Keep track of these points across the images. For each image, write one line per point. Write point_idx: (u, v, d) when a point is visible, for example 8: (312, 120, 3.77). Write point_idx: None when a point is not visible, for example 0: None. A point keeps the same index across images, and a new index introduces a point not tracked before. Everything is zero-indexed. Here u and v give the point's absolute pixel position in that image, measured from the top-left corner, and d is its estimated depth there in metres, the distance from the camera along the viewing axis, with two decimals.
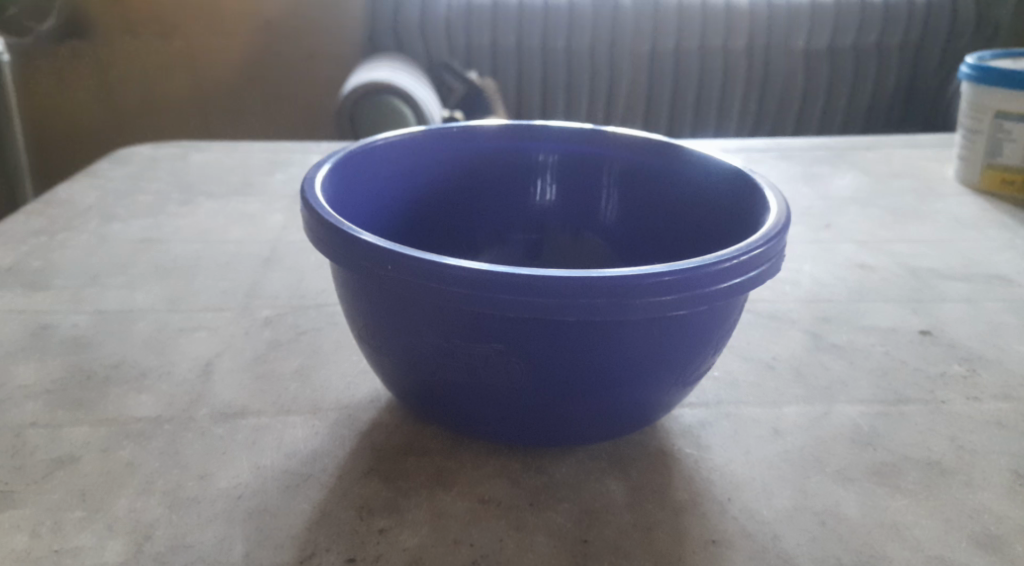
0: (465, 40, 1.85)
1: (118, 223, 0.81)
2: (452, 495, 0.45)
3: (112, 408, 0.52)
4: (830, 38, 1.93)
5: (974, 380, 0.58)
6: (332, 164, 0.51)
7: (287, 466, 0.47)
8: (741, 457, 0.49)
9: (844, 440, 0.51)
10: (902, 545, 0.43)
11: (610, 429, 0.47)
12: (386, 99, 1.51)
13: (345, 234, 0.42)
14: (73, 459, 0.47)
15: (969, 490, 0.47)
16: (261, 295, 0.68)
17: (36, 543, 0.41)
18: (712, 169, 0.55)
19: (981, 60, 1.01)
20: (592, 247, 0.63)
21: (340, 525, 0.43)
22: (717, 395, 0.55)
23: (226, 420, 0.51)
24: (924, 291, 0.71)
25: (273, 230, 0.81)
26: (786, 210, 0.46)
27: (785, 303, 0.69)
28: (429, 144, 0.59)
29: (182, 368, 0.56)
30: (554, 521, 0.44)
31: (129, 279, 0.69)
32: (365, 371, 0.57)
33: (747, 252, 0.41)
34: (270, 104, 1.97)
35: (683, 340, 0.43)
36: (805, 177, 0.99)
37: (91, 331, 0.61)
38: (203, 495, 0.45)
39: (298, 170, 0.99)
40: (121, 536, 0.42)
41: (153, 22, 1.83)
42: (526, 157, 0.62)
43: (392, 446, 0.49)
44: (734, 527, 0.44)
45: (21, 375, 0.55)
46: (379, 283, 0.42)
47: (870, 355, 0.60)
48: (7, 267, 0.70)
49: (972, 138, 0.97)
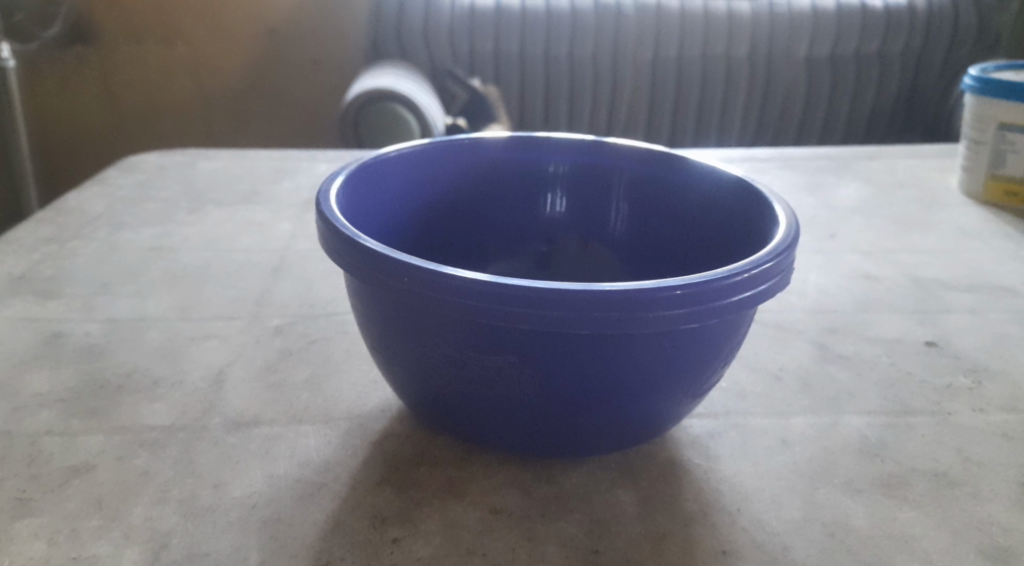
0: (468, 47, 1.85)
1: (128, 231, 0.82)
2: (464, 505, 0.46)
3: (125, 417, 0.52)
4: (832, 45, 1.93)
5: (979, 392, 0.58)
6: (345, 176, 0.51)
7: (300, 475, 0.47)
8: (750, 468, 0.49)
9: (851, 451, 0.51)
10: (911, 556, 0.43)
11: (620, 440, 0.47)
12: (392, 107, 1.52)
13: (359, 246, 0.43)
14: (88, 467, 0.48)
15: (976, 501, 0.47)
16: (270, 303, 0.68)
17: (54, 550, 0.42)
18: (721, 181, 0.56)
19: (985, 71, 1.02)
20: (601, 258, 0.64)
21: (354, 534, 0.43)
22: (725, 405, 0.55)
23: (239, 429, 0.51)
24: (929, 300, 0.71)
25: (281, 239, 0.82)
26: (795, 223, 0.47)
27: (792, 314, 0.69)
28: (440, 156, 0.59)
29: (194, 377, 0.57)
30: (565, 531, 0.44)
31: (139, 288, 0.70)
32: (375, 380, 0.57)
33: (758, 266, 0.42)
34: (274, 111, 1.97)
35: (693, 352, 0.44)
36: (809, 187, 1.00)
37: (103, 339, 0.61)
38: (218, 503, 0.45)
39: (306, 178, 1.00)
40: (138, 544, 0.42)
41: (158, 30, 1.84)
42: (536, 168, 0.62)
43: (404, 456, 0.49)
44: (743, 538, 0.44)
45: (35, 382, 0.56)
46: (392, 294, 0.43)
47: (877, 365, 0.61)
48: (19, 274, 0.71)
49: (975, 149, 0.97)
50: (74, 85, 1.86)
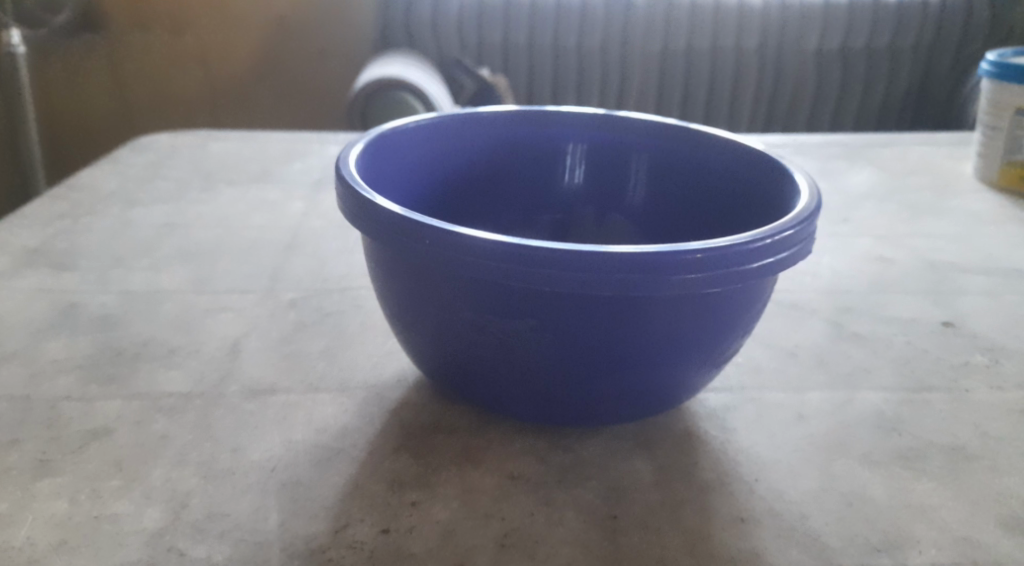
0: (476, 37, 1.86)
1: (142, 208, 0.82)
2: (481, 471, 0.46)
3: (143, 383, 0.53)
4: (842, 40, 1.92)
5: (995, 370, 0.58)
6: (364, 144, 0.51)
7: (318, 441, 0.48)
8: (766, 441, 0.49)
9: (868, 425, 0.51)
10: (929, 526, 0.43)
11: (638, 409, 0.47)
12: (397, 96, 1.51)
13: (378, 211, 0.43)
14: (107, 431, 0.48)
15: (994, 474, 0.47)
16: (285, 279, 0.68)
17: (74, 509, 0.42)
18: (739, 154, 0.56)
19: (1000, 57, 1.01)
20: (617, 230, 0.64)
21: (373, 497, 0.43)
22: (740, 381, 0.55)
23: (256, 396, 0.51)
24: (944, 283, 0.71)
25: (294, 217, 0.82)
26: (816, 193, 0.47)
27: (806, 295, 0.69)
28: (459, 128, 0.60)
29: (211, 347, 0.57)
30: (582, 497, 0.44)
31: (154, 262, 0.70)
32: (390, 351, 0.57)
33: (778, 233, 0.41)
34: (283, 99, 1.97)
35: (711, 320, 0.44)
36: (821, 173, 1.00)
37: (118, 310, 0.62)
38: (237, 466, 0.45)
39: (318, 159, 1.00)
40: (158, 503, 0.43)
41: (166, 17, 1.83)
42: (553, 141, 0.62)
43: (421, 423, 0.49)
44: (760, 506, 0.44)
45: (54, 350, 0.56)
46: (414, 260, 0.43)
47: (893, 344, 0.61)
48: (33, 248, 0.71)
49: (990, 136, 0.97)
50: (82, 72, 1.86)
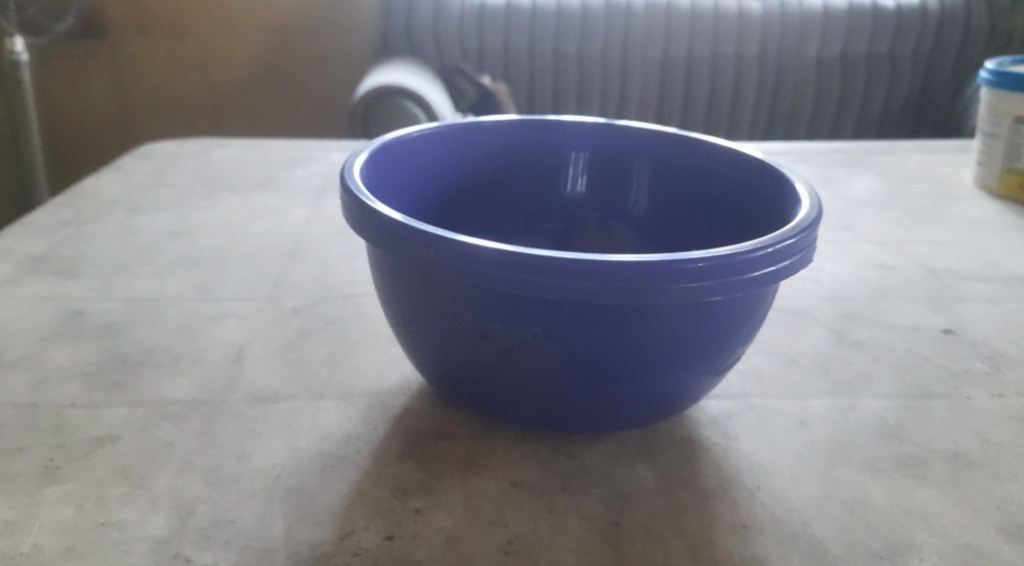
0: (477, 43, 1.86)
1: (145, 215, 0.82)
2: (485, 478, 0.46)
3: (147, 391, 0.53)
4: (842, 47, 1.93)
5: (996, 377, 0.58)
6: (368, 153, 0.51)
7: (322, 448, 0.48)
8: (768, 448, 0.50)
9: (869, 432, 0.52)
10: (931, 533, 0.43)
11: (640, 416, 0.47)
12: (398, 102, 1.52)
13: (383, 220, 0.43)
14: (113, 438, 0.48)
15: (995, 481, 0.48)
16: (287, 286, 0.69)
17: (80, 515, 0.42)
18: (740, 162, 0.56)
19: (1000, 65, 1.01)
20: (620, 237, 0.64)
21: (377, 504, 0.44)
22: (742, 388, 0.56)
23: (260, 403, 0.52)
24: (944, 290, 0.71)
25: (296, 224, 0.82)
26: (817, 202, 0.47)
27: (807, 302, 0.69)
28: (462, 136, 0.60)
29: (215, 354, 0.57)
30: (585, 504, 0.44)
31: (157, 269, 0.70)
32: (393, 358, 0.58)
33: (780, 242, 0.42)
34: (284, 105, 1.98)
35: (713, 327, 0.44)
36: (822, 180, 1.00)
37: (123, 317, 0.62)
38: (241, 474, 0.46)
39: (319, 167, 1.00)
40: (164, 510, 0.43)
41: (167, 24, 1.83)
42: (555, 149, 0.63)
43: (425, 430, 0.50)
44: (763, 514, 0.44)
45: (58, 357, 0.56)
46: (419, 269, 0.43)
47: (894, 352, 0.61)
48: (37, 255, 0.71)
49: (990, 143, 0.97)
50: (84, 79, 1.86)
